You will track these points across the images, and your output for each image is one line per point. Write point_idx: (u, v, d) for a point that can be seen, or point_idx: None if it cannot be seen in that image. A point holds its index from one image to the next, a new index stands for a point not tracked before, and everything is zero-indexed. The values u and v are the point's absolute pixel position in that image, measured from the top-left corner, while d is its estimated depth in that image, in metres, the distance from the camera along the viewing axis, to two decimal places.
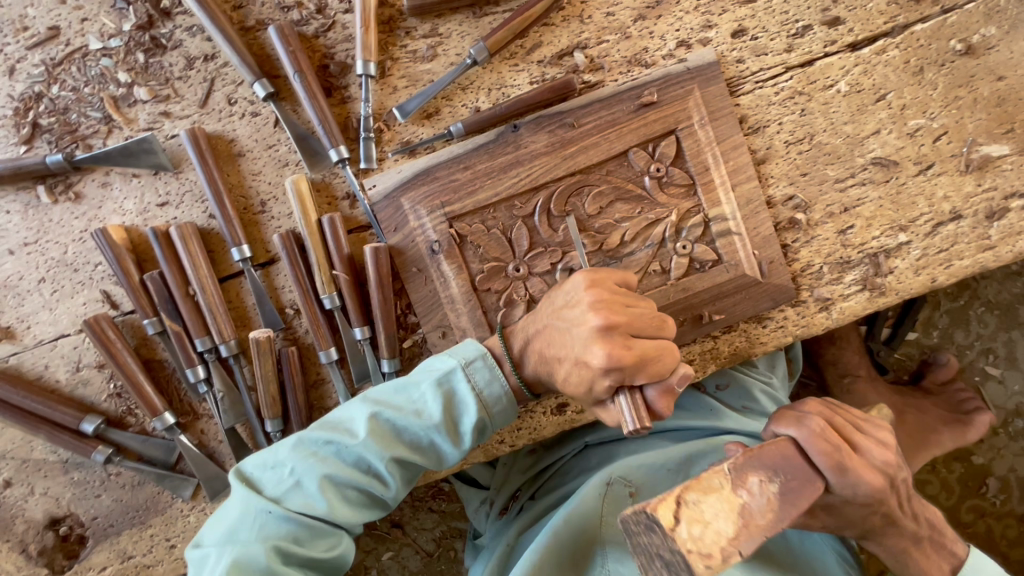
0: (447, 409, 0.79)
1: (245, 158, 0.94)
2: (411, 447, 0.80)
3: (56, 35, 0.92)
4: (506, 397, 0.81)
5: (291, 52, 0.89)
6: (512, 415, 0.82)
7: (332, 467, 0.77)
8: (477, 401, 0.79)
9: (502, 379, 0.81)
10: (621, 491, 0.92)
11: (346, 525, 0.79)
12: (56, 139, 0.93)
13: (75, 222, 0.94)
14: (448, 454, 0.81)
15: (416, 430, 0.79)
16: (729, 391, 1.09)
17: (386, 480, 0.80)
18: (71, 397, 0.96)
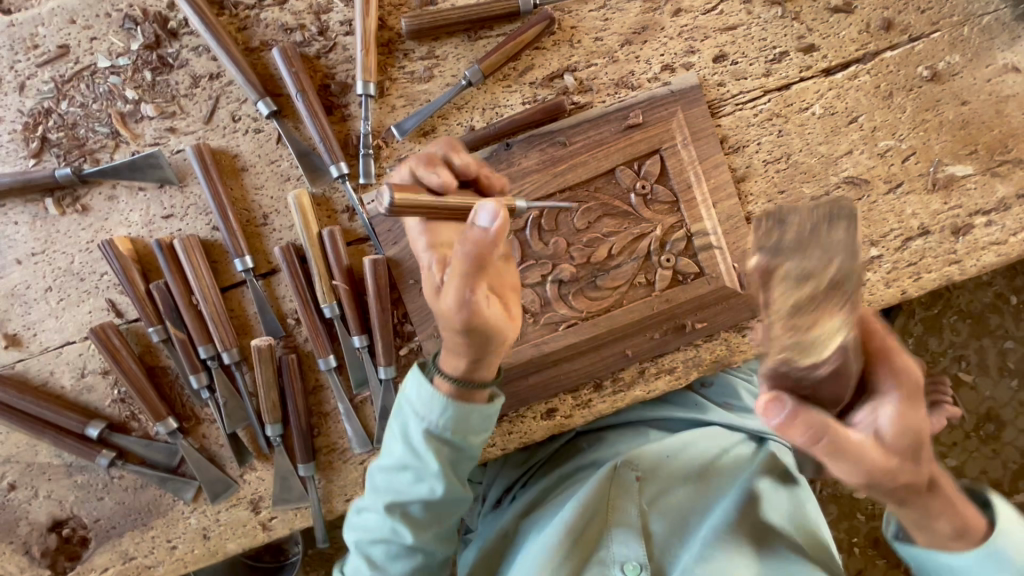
0: (403, 439, 0.81)
1: (248, 172, 0.98)
2: (402, 487, 0.81)
3: (66, 53, 0.95)
4: (436, 398, 0.77)
5: (294, 73, 0.94)
6: (459, 413, 0.78)
7: (360, 530, 0.84)
8: (420, 416, 0.78)
9: (425, 385, 0.78)
10: (630, 476, 0.95)
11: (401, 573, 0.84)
12: (64, 154, 0.96)
13: (82, 233, 0.97)
14: (432, 479, 0.80)
15: (396, 468, 0.81)
16: (714, 388, 1.15)
17: (401, 527, 0.81)
18: (76, 403, 0.99)
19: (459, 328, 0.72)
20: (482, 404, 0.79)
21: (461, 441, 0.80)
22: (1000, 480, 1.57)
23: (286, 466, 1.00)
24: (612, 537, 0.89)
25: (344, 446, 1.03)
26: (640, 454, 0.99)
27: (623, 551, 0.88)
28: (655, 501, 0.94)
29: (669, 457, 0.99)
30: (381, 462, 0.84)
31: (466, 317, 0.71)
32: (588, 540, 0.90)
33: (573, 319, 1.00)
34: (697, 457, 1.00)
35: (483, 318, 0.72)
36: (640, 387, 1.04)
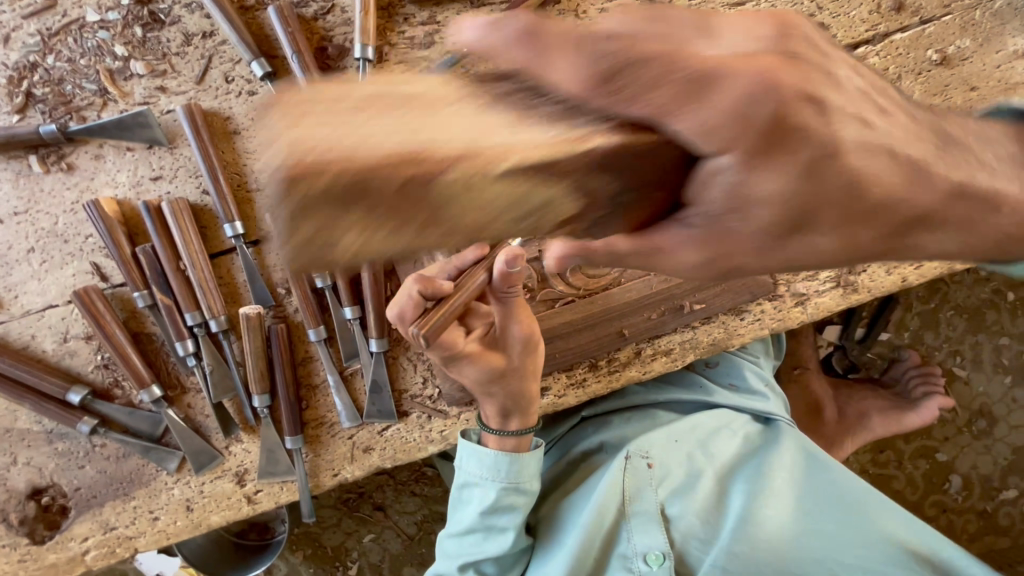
0: (472, 498, 0.97)
1: (241, 136, 0.95)
2: (477, 543, 0.97)
3: (54, 6, 0.92)
4: (494, 461, 0.95)
5: (291, 33, 0.90)
6: (518, 470, 0.96)
7: None
8: (487, 478, 0.95)
9: (482, 450, 0.96)
10: (641, 463, 0.97)
11: None
12: (50, 110, 0.93)
13: (67, 193, 0.95)
14: (502, 531, 0.96)
15: (469, 530, 0.97)
16: (720, 369, 1.13)
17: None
18: (58, 368, 0.96)
19: (521, 391, 0.95)
20: (535, 451, 0.98)
21: (523, 492, 0.97)
22: (989, 475, 1.58)
23: (272, 439, 0.99)
24: (632, 528, 0.93)
25: (333, 420, 1.01)
26: (649, 439, 1.00)
27: (644, 543, 0.92)
28: (670, 487, 0.96)
29: (678, 441, 1.01)
30: (451, 527, 1.00)
31: (523, 375, 0.94)
32: (608, 533, 0.94)
33: (569, 296, 0.99)
34: (706, 442, 1.02)
35: (534, 365, 0.95)
36: (636, 368, 1.03)
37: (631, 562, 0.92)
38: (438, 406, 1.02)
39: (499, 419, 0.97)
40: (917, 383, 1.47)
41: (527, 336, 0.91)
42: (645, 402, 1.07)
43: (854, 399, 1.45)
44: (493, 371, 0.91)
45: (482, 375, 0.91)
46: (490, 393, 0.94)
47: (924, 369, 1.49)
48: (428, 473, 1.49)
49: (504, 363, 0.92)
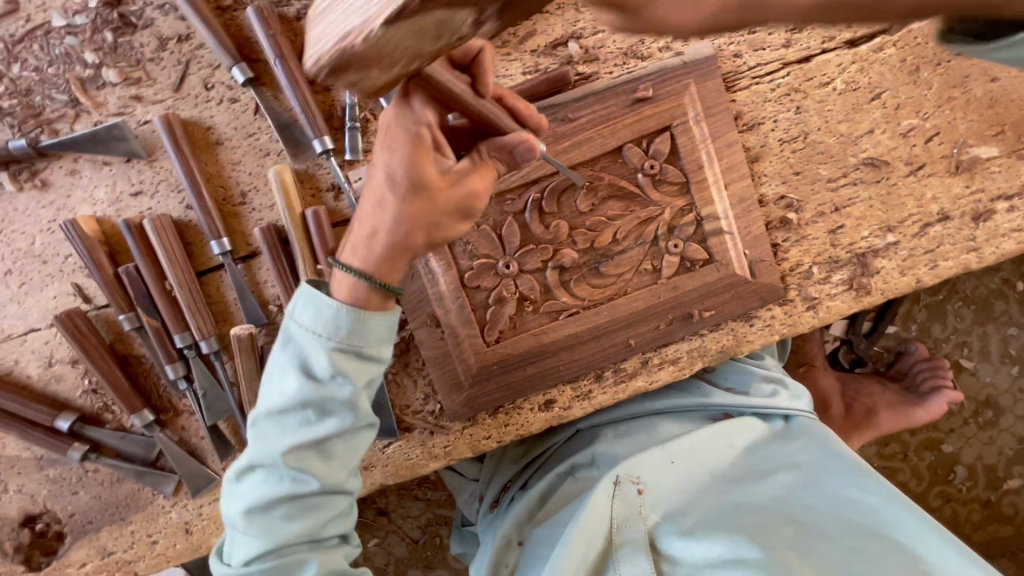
0: (299, 362, 0.68)
1: (224, 146, 0.90)
2: (301, 427, 0.69)
3: (16, 10, 0.85)
4: (338, 312, 0.66)
5: (271, 36, 0.84)
6: (367, 327, 0.67)
7: (255, 488, 0.71)
8: (318, 336, 0.67)
9: (324, 299, 0.67)
10: (631, 487, 0.93)
11: (313, 533, 0.71)
12: (19, 123, 0.87)
13: (43, 212, 0.89)
14: (338, 409, 0.69)
15: (294, 407, 0.68)
16: (717, 371, 1.12)
17: (308, 477, 0.69)
18: (44, 394, 0.92)
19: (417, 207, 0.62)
20: (390, 311, 0.69)
21: (370, 358, 0.69)
22: (994, 465, 1.57)
23: None
24: (619, 557, 0.89)
25: None
26: (638, 460, 0.95)
27: (631, 571, 0.87)
28: (660, 513, 0.91)
29: (673, 463, 0.96)
30: (268, 403, 0.70)
31: (432, 236, 0.64)
32: (598, 556, 0.90)
33: (574, 308, 0.95)
34: (704, 460, 0.97)
35: (438, 235, 0.64)
36: (643, 378, 1.00)
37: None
38: (440, 422, 0.99)
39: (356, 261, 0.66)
40: (925, 378, 1.44)
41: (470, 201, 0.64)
42: (641, 413, 1.06)
43: (861, 393, 1.43)
44: (415, 177, 0.60)
45: (396, 181, 0.61)
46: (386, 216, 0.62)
47: (932, 362, 1.46)
48: (433, 478, 1.47)
49: (425, 194, 0.61)
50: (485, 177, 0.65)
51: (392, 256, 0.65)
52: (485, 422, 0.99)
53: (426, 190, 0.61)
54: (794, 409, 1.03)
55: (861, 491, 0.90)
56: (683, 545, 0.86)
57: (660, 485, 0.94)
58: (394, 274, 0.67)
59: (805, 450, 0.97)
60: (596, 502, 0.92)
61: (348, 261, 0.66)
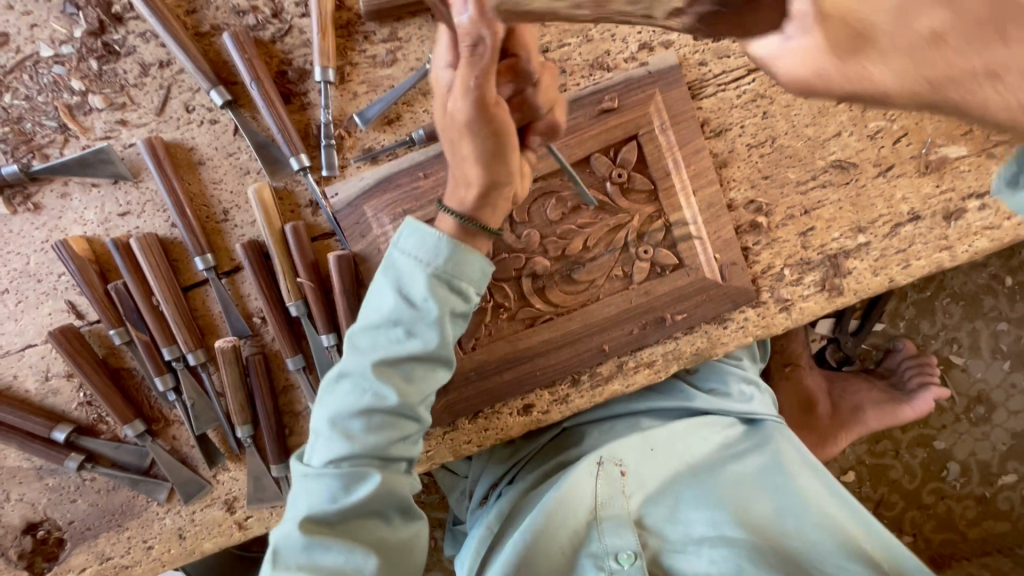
0: (399, 285, 0.75)
1: (205, 166, 0.94)
2: (388, 344, 0.75)
3: (6, 42, 0.90)
4: (444, 244, 0.75)
5: (247, 59, 0.88)
6: (466, 258, 0.75)
7: (332, 405, 0.75)
8: (420, 263, 0.75)
9: (433, 232, 0.75)
10: (614, 470, 0.98)
11: (383, 451, 0.75)
12: (11, 149, 0.91)
13: (36, 233, 0.94)
14: (426, 327, 0.74)
15: (386, 323, 0.75)
16: (700, 373, 1.15)
17: (383, 391, 0.74)
18: (41, 406, 0.97)
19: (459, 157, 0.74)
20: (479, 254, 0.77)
21: (464, 286, 0.76)
22: (988, 461, 1.56)
23: (258, 466, 0.99)
24: (602, 532, 0.92)
25: None
26: (621, 444, 1.00)
27: (615, 543, 0.91)
28: (642, 496, 0.97)
29: (654, 450, 1.01)
30: (362, 321, 0.77)
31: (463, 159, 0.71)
32: (578, 535, 0.93)
33: (548, 315, 0.97)
34: (684, 448, 1.02)
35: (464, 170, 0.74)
36: (619, 381, 1.02)
37: (601, 563, 0.90)
38: None
39: (453, 194, 0.78)
40: (913, 374, 1.44)
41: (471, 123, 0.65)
42: (624, 411, 1.09)
43: (848, 391, 1.43)
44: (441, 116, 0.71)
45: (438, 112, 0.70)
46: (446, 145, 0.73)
47: (919, 359, 1.47)
48: (426, 480, 1.49)
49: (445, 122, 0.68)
50: (488, 97, 0.63)
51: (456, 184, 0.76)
52: (465, 426, 1.02)
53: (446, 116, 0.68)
54: (767, 411, 1.09)
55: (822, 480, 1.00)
56: (669, 524, 0.95)
57: (638, 470, 0.99)
58: (475, 203, 0.75)
59: (776, 445, 1.03)
60: (579, 481, 0.96)
61: (450, 199, 0.78)
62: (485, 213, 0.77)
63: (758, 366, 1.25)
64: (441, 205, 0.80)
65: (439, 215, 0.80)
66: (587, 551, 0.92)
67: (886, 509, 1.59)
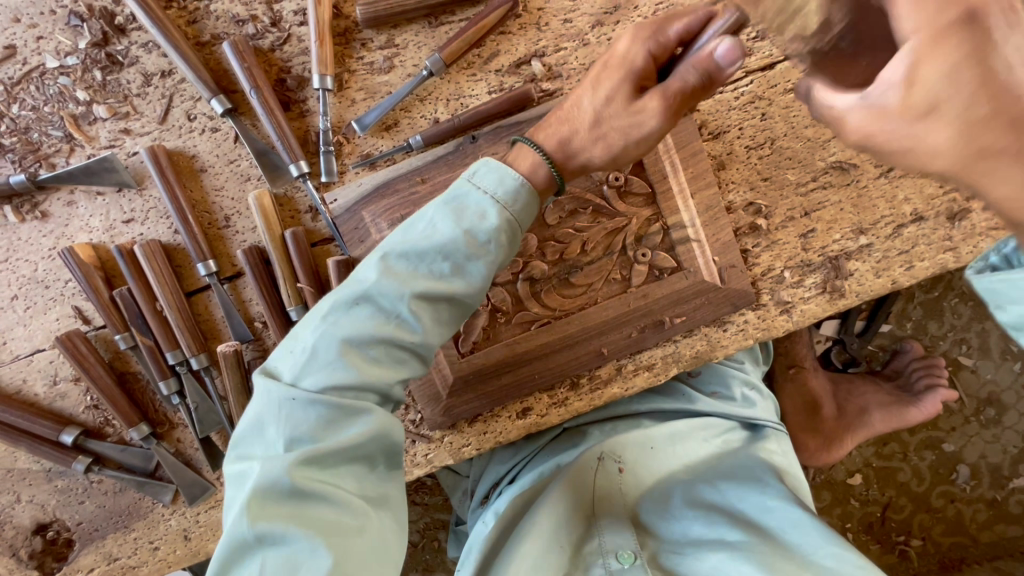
0: (457, 217, 0.72)
1: (207, 173, 0.95)
2: (432, 276, 0.72)
3: (13, 55, 0.92)
4: (523, 190, 0.74)
5: (246, 68, 0.89)
6: (529, 211, 0.75)
7: (350, 326, 0.70)
8: (494, 202, 0.72)
9: (512, 173, 0.74)
10: (612, 466, 1.02)
11: (385, 384, 0.72)
12: (19, 159, 0.93)
13: (44, 240, 0.96)
14: (473, 268, 0.73)
15: (433, 253, 0.71)
16: (702, 376, 1.16)
17: (412, 324, 0.72)
18: (50, 410, 0.99)
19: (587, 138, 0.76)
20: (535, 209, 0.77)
21: (516, 239, 0.75)
22: (999, 464, 1.54)
23: None
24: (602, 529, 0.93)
25: None
26: (622, 442, 1.04)
27: (615, 542, 0.91)
28: (636, 495, 1.00)
29: (653, 449, 1.05)
30: (403, 243, 0.72)
31: (603, 143, 0.75)
32: (577, 529, 0.95)
33: (546, 318, 0.97)
34: (681, 449, 1.05)
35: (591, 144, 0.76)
36: (618, 384, 1.02)
37: (600, 558, 0.89)
38: (421, 430, 1.03)
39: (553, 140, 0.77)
40: (920, 376, 1.43)
41: (658, 131, 0.72)
42: (627, 412, 1.09)
43: (854, 393, 1.42)
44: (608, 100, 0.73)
45: (596, 92, 0.73)
46: (574, 110, 0.75)
47: (926, 361, 1.45)
48: (429, 482, 1.50)
49: (615, 109, 0.72)
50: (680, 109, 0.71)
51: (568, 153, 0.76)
52: (464, 429, 1.02)
53: (625, 104, 0.71)
54: (768, 418, 1.11)
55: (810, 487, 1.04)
56: (665, 521, 0.94)
57: (637, 467, 1.03)
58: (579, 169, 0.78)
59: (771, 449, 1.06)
60: (580, 474, 1.01)
61: (545, 141, 0.77)
62: (569, 166, 0.78)
63: (760, 369, 1.24)
64: (530, 142, 0.76)
65: (516, 149, 0.78)
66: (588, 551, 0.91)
67: (894, 512, 1.57)
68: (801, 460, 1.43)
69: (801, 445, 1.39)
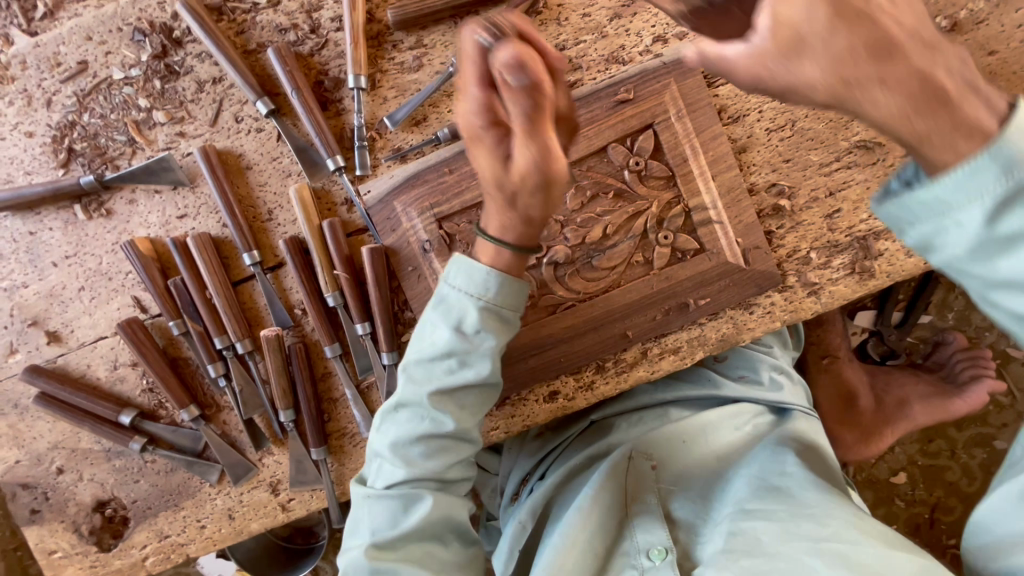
0: (449, 320, 0.79)
1: (252, 171, 1.02)
2: (443, 376, 0.79)
3: (86, 68, 1.02)
4: (497, 278, 0.78)
5: (288, 71, 0.97)
6: (513, 287, 0.79)
7: (394, 432, 0.81)
8: (473, 299, 0.78)
9: (479, 269, 0.78)
10: (644, 464, 1.01)
11: (437, 471, 0.80)
12: (89, 162, 1.03)
13: (108, 235, 1.05)
14: (479, 361, 0.79)
15: (439, 356, 0.79)
16: (729, 362, 1.16)
17: (438, 417, 0.79)
18: (110, 392, 1.07)
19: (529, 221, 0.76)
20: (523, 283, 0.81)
21: (510, 315, 0.80)
22: None
23: (300, 450, 1.05)
24: (636, 527, 0.92)
25: (354, 430, 1.07)
26: (652, 441, 1.03)
27: (647, 539, 0.90)
28: (669, 491, 0.98)
29: (684, 442, 1.03)
30: (417, 352, 0.81)
31: (527, 212, 0.75)
32: (616, 530, 0.93)
33: (570, 301, 0.99)
34: (712, 441, 1.04)
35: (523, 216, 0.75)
36: (644, 368, 1.03)
37: (635, 558, 0.89)
38: None
39: (496, 227, 0.79)
40: (965, 367, 1.37)
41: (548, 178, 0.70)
42: (653, 400, 1.10)
43: (895, 385, 1.37)
44: (499, 184, 0.72)
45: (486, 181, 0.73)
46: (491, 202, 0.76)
47: (971, 352, 1.39)
48: None
49: (509, 182, 0.71)
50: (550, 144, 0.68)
51: (521, 235, 0.78)
52: (493, 415, 1.05)
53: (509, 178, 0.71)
54: (797, 402, 1.10)
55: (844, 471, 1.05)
56: (702, 520, 0.92)
57: (670, 463, 1.01)
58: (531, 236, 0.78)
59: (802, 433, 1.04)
60: (612, 475, 0.98)
61: (488, 226, 0.79)
62: (530, 239, 0.79)
63: (791, 357, 1.23)
64: (485, 234, 0.80)
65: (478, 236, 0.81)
66: (619, 546, 0.92)
67: (943, 513, 1.50)
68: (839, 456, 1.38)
69: (838, 439, 1.35)
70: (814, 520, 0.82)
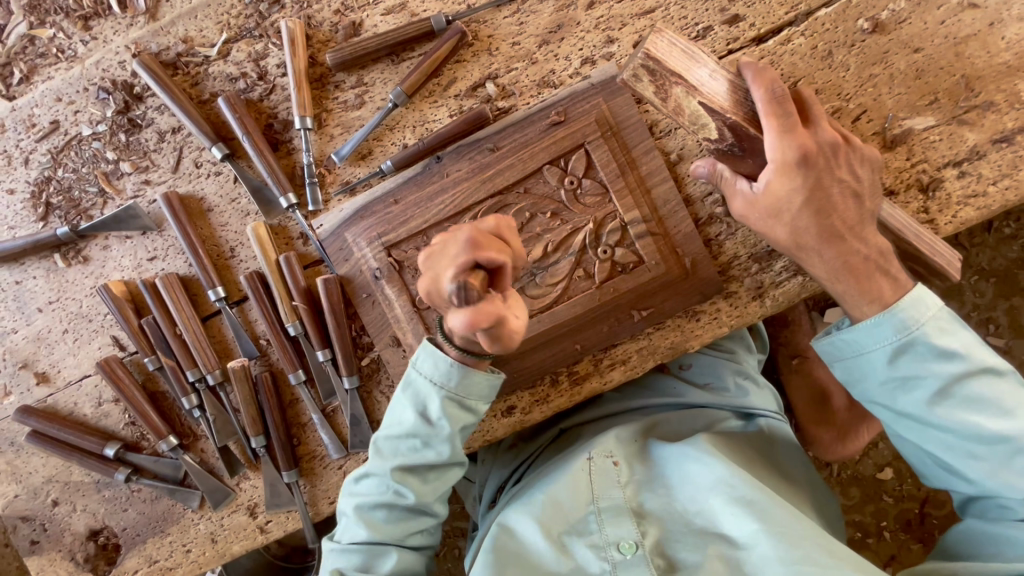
0: (416, 406, 0.84)
1: (213, 213, 1.09)
2: (407, 456, 0.85)
3: (58, 127, 1.10)
4: (455, 369, 0.82)
5: (238, 117, 1.03)
6: (473, 380, 0.83)
7: (360, 499, 0.87)
8: (436, 385, 0.83)
9: (444, 357, 0.82)
10: (606, 463, 0.98)
11: (400, 538, 0.86)
12: (65, 214, 1.11)
13: (86, 280, 1.12)
14: (442, 446, 0.85)
15: (405, 435, 0.85)
16: (694, 369, 1.17)
17: (402, 490, 0.85)
18: (96, 427, 1.13)
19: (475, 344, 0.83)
20: (491, 373, 0.85)
21: (473, 404, 0.85)
22: None
23: (272, 473, 1.10)
24: (603, 521, 0.91)
25: (323, 453, 1.11)
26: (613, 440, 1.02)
27: (616, 532, 0.89)
28: (637, 485, 0.96)
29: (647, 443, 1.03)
30: (386, 428, 0.87)
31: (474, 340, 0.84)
32: (580, 522, 0.92)
33: None
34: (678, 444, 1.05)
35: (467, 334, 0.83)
36: (596, 379, 1.05)
37: (604, 551, 0.88)
38: None
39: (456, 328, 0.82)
40: None
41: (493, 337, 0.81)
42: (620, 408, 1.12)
43: None
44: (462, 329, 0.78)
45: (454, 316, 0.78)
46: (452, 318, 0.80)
47: None
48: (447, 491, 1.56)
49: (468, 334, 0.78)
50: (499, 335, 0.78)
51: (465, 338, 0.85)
52: None
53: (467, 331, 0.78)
54: (762, 406, 1.11)
55: (805, 470, 1.07)
56: (668, 514, 0.91)
57: (633, 462, 0.99)
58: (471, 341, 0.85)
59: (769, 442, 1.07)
60: (576, 476, 0.96)
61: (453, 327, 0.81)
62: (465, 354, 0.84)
63: (755, 359, 1.24)
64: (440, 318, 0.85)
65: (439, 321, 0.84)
66: (578, 534, 0.91)
67: (934, 507, 1.47)
68: (817, 455, 1.38)
69: (814, 438, 1.35)
70: (784, 538, 0.82)
